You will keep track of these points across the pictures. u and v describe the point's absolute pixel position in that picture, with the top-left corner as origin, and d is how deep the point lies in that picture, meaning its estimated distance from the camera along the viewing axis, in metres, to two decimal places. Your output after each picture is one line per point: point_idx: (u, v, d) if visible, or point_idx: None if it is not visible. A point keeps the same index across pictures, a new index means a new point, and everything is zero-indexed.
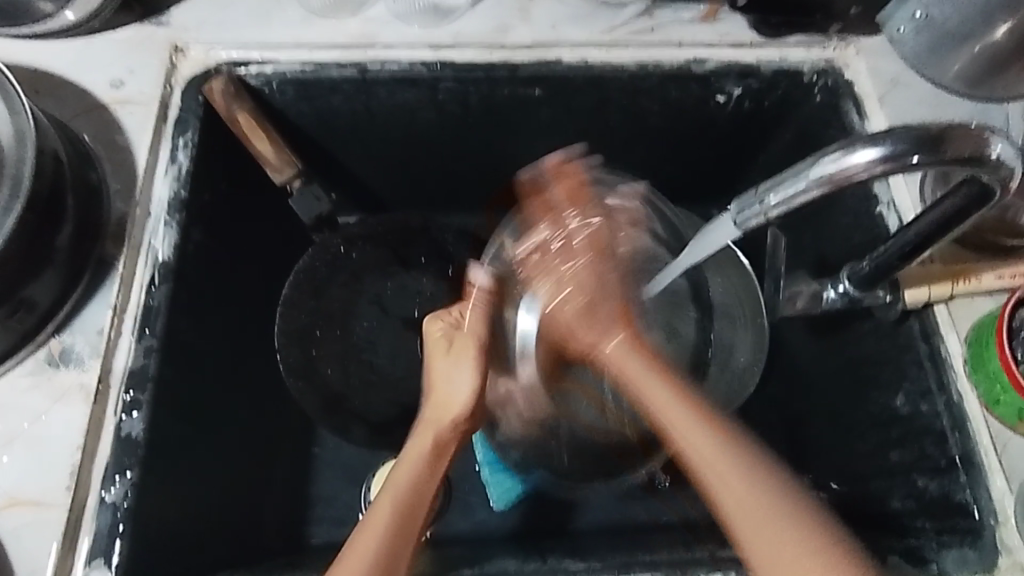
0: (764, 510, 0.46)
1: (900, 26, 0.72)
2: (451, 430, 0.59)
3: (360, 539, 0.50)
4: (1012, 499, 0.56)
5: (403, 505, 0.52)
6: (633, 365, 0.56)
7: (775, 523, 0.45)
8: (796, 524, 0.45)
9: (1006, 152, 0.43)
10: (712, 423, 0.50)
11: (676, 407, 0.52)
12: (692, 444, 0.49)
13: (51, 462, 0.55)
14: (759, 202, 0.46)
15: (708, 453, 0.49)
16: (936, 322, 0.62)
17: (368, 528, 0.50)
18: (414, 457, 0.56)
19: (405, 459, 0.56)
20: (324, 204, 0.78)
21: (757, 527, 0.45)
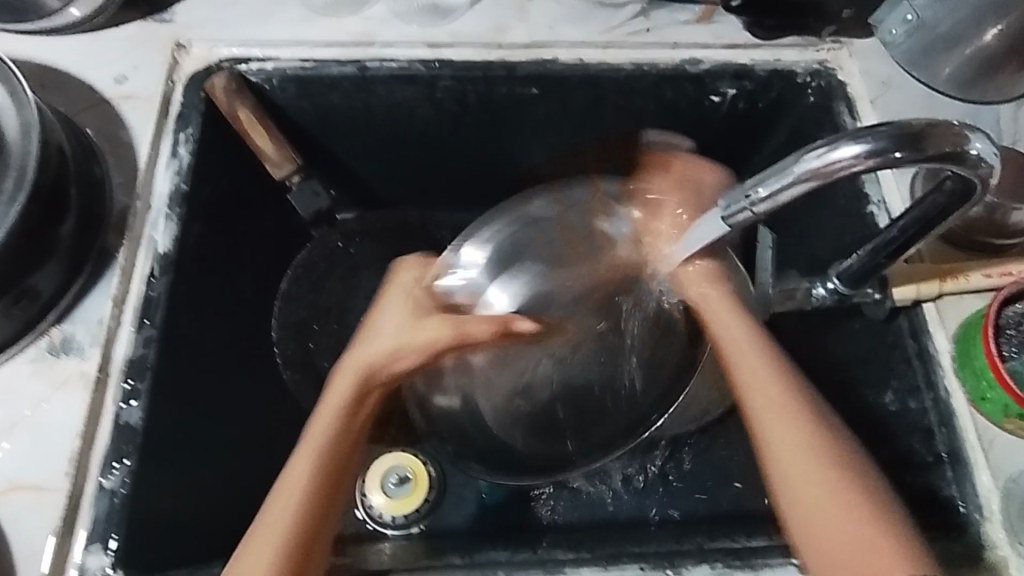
0: (827, 483, 0.50)
1: (892, 29, 0.73)
2: (365, 385, 0.58)
3: (257, 538, 0.49)
4: (998, 496, 0.57)
5: (309, 491, 0.51)
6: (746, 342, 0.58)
7: (827, 471, 0.50)
8: (849, 471, 0.50)
9: (984, 150, 0.44)
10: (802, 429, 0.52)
11: (765, 361, 0.57)
12: (770, 410, 0.54)
13: (51, 448, 0.56)
14: (746, 196, 0.46)
15: (792, 463, 0.51)
16: (924, 319, 0.63)
17: (267, 528, 0.50)
18: (329, 417, 0.56)
19: (311, 435, 0.54)
20: (323, 200, 0.81)
21: (810, 476, 0.50)
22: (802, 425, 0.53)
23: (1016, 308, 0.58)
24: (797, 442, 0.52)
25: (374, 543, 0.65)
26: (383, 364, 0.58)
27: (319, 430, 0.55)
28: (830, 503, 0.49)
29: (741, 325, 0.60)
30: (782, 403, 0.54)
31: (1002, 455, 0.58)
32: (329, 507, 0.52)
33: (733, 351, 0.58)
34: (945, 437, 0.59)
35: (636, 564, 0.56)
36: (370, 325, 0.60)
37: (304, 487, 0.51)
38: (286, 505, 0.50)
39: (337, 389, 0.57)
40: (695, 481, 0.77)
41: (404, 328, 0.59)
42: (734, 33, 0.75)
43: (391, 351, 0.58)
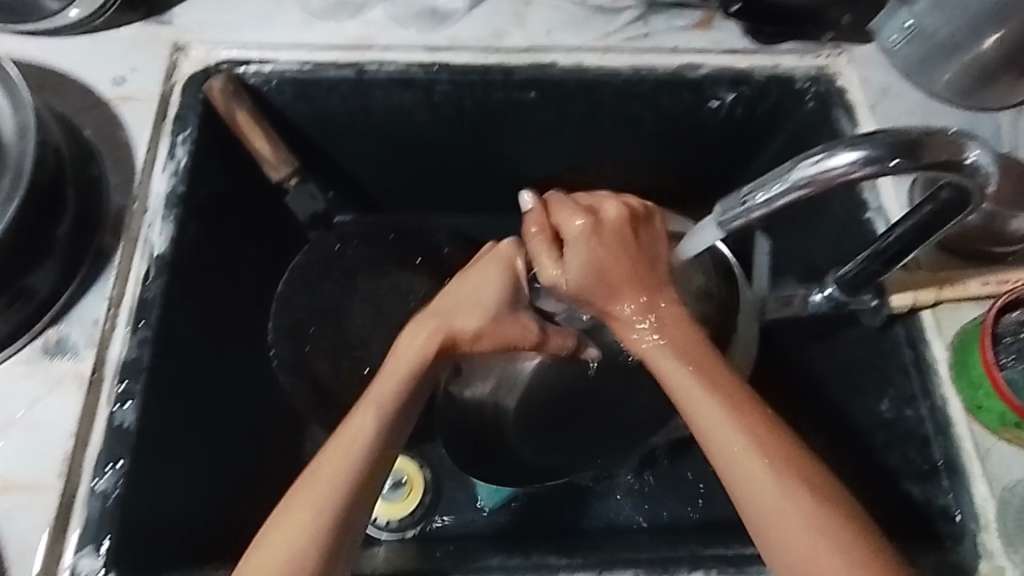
0: (800, 527, 0.47)
1: (891, 36, 0.73)
2: (449, 347, 0.57)
3: (300, 501, 0.49)
4: (994, 505, 0.56)
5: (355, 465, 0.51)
6: (671, 363, 0.53)
7: (798, 520, 0.48)
8: (821, 514, 0.48)
9: (981, 159, 0.43)
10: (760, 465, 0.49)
11: (716, 402, 0.52)
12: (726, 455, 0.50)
13: (44, 448, 0.56)
14: (742, 204, 0.46)
15: (765, 509, 0.48)
16: (922, 328, 0.62)
17: (309, 492, 0.49)
18: (392, 380, 0.55)
19: (384, 382, 0.55)
20: (319, 202, 0.80)
21: (778, 525, 0.48)
22: (763, 471, 0.49)
23: (1015, 316, 0.58)
24: (760, 492, 0.49)
25: (368, 547, 0.65)
26: (478, 338, 0.57)
27: (381, 391, 0.54)
28: (805, 553, 0.47)
29: (680, 366, 0.53)
30: (739, 449, 0.50)
31: (999, 464, 0.57)
32: (373, 474, 0.51)
33: (680, 395, 0.53)
34: (942, 446, 0.59)
35: (630, 571, 0.55)
36: (467, 293, 0.58)
37: (350, 462, 0.51)
38: (330, 471, 0.50)
39: (407, 351, 0.56)
40: (691, 488, 0.77)
41: (503, 311, 0.57)
42: (733, 39, 0.75)
43: (479, 329, 0.57)
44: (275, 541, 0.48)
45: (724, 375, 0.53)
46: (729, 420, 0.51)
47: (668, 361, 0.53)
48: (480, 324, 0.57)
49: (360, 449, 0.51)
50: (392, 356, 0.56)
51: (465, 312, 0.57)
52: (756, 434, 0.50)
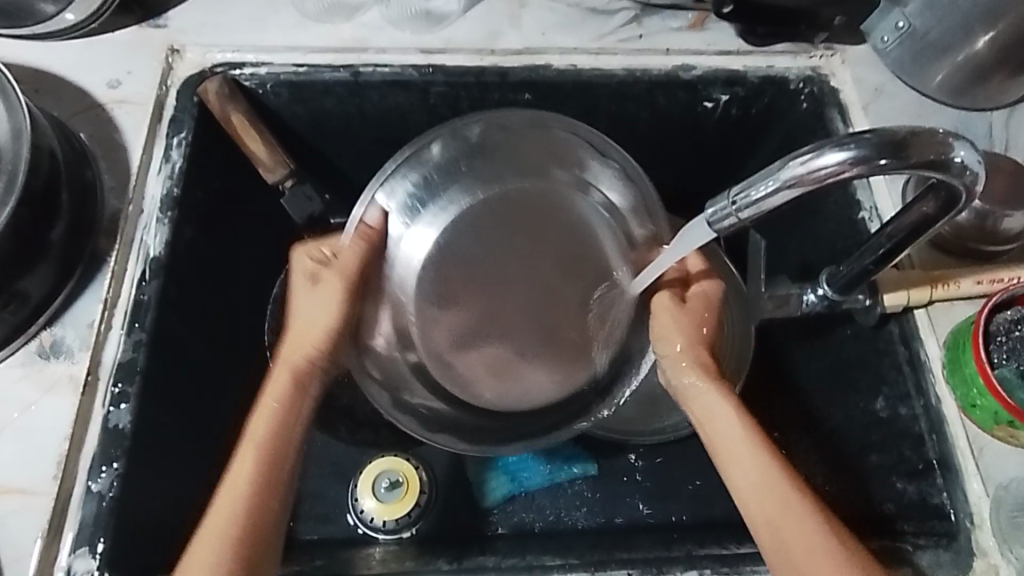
0: (812, 542, 0.48)
1: (884, 36, 0.73)
2: (309, 365, 0.56)
3: (192, 563, 0.47)
4: (988, 503, 0.57)
5: (251, 501, 0.50)
6: (713, 405, 0.55)
7: (784, 511, 0.49)
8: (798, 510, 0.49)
9: (968, 158, 0.44)
10: (792, 489, 0.50)
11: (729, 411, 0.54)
12: (768, 498, 0.50)
13: (39, 450, 0.56)
14: (732, 203, 0.47)
15: (798, 537, 0.48)
16: (915, 327, 0.62)
17: (200, 551, 0.48)
18: (266, 412, 0.54)
19: (249, 441, 0.52)
20: (316, 204, 0.79)
21: (805, 548, 0.48)
22: (751, 467, 0.51)
23: (1006, 315, 0.58)
24: (755, 490, 0.50)
25: (364, 549, 0.65)
26: (327, 345, 0.57)
27: (256, 433, 0.53)
28: (818, 559, 0.47)
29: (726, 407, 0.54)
30: (741, 451, 0.52)
31: (992, 462, 0.58)
32: (270, 506, 0.50)
33: (697, 404, 0.55)
34: (936, 444, 0.59)
35: (625, 570, 0.55)
36: (303, 312, 0.58)
37: (242, 505, 0.49)
38: (228, 514, 0.49)
39: (270, 389, 0.55)
40: (688, 487, 0.77)
41: (336, 300, 0.57)
42: (727, 40, 0.75)
43: (328, 330, 0.57)
44: None
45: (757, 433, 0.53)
46: (733, 421, 0.54)
47: (716, 404, 0.55)
48: (326, 331, 0.57)
49: (247, 484, 0.50)
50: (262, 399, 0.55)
51: (307, 328, 0.57)
52: (754, 431, 0.53)
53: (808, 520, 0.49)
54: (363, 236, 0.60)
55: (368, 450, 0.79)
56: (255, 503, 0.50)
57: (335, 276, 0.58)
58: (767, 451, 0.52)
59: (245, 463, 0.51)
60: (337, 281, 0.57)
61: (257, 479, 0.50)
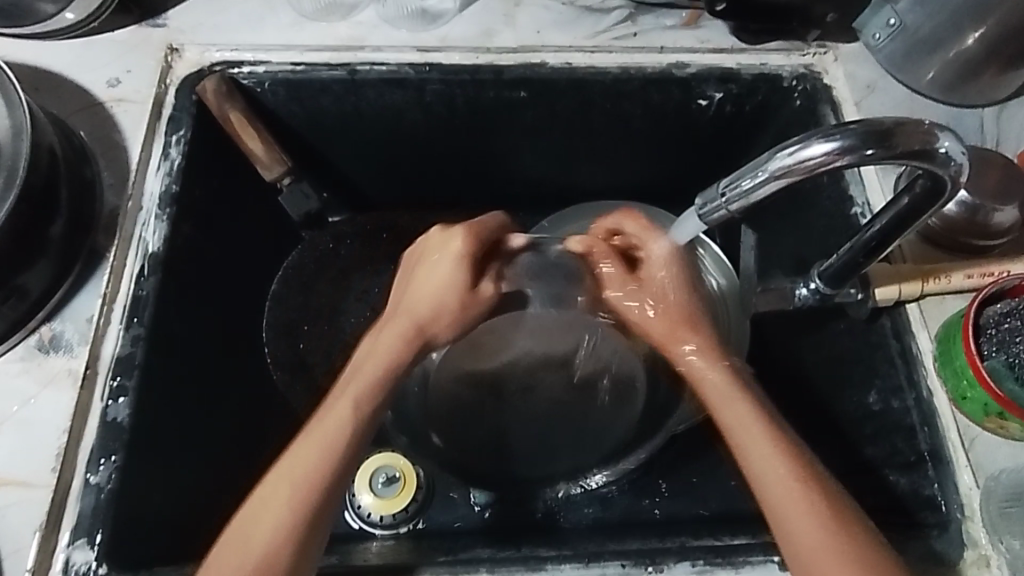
0: (817, 527, 0.50)
1: (875, 34, 0.73)
2: (416, 335, 0.60)
3: (253, 512, 0.51)
4: (979, 495, 0.57)
5: (329, 452, 0.53)
6: (729, 404, 0.57)
7: (792, 490, 0.51)
8: (811, 491, 0.51)
9: (952, 148, 0.44)
10: (801, 478, 0.52)
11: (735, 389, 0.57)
12: (781, 487, 0.52)
13: (39, 442, 0.57)
14: (721, 195, 0.47)
15: (802, 519, 0.50)
16: (907, 320, 0.63)
17: (266, 497, 0.51)
18: (368, 374, 0.57)
19: (341, 395, 0.56)
20: (313, 201, 0.82)
21: (804, 527, 0.50)
22: (767, 442, 0.54)
23: (997, 307, 0.58)
24: (772, 482, 0.52)
25: (362, 542, 0.65)
26: (441, 318, 0.60)
27: (349, 392, 0.56)
28: (819, 545, 0.49)
29: (743, 407, 0.56)
30: (756, 430, 0.55)
31: (983, 454, 0.58)
32: (327, 495, 0.52)
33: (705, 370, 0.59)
34: (927, 437, 0.60)
35: (618, 561, 0.56)
36: (423, 283, 0.61)
37: (315, 459, 0.52)
38: (297, 468, 0.52)
39: (383, 350, 0.59)
40: (682, 483, 0.78)
41: (461, 282, 0.61)
42: (720, 38, 0.76)
43: (433, 309, 0.60)
44: (227, 556, 0.49)
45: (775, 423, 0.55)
46: (764, 428, 0.55)
47: (728, 399, 0.57)
48: (449, 307, 0.60)
49: (316, 456, 0.52)
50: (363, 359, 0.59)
51: (427, 309, 0.60)
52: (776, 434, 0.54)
53: (811, 500, 0.51)
54: (472, 233, 0.61)
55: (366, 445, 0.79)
56: (327, 459, 0.52)
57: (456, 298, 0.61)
58: (780, 442, 0.54)
59: (328, 421, 0.54)
60: (468, 287, 0.61)
61: (332, 454, 0.53)
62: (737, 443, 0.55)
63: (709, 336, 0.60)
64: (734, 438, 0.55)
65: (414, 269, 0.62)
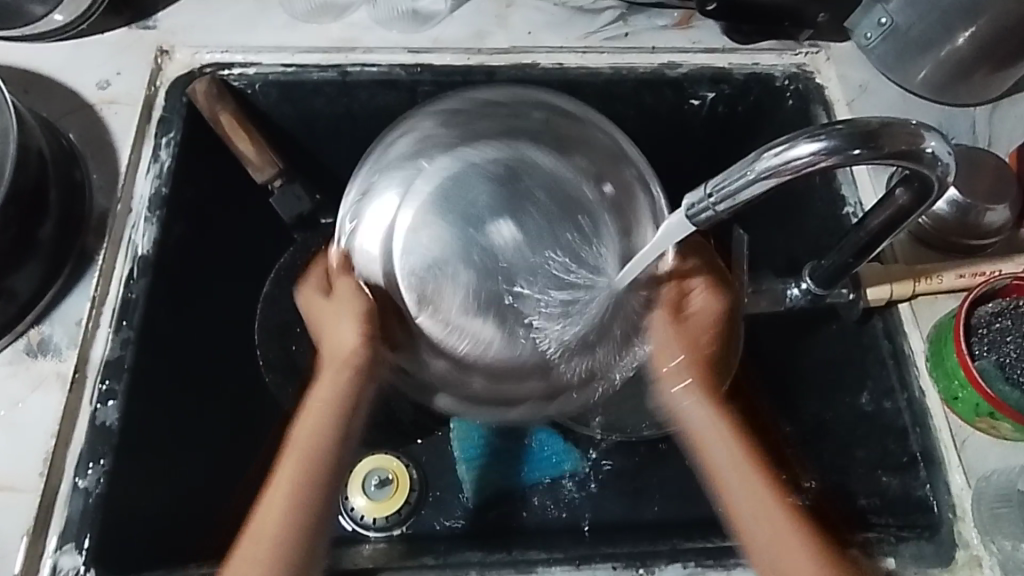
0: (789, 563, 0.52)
1: (867, 34, 0.72)
2: (346, 371, 0.58)
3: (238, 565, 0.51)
4: (970, 495, 0.57)
5: (298, 500, 0.52)
6: (710, 428, 0.58)
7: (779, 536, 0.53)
8: (794, 533, 0.53)
9: (940, 149, 0.44)
10: (775, 509, 0.54)
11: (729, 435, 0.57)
12: (758, 517, 0.53)
13: (27, 447, 0.56)
14: (709, 197, 0.47)
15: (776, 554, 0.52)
16: (900, 320, 0.63)
17: (249, 549, 0.51)
18: (314, 420, 0.56)
19: (295, 443, 0.55)
20: (306, 202, 0.79)
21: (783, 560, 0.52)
22: (760, 493, 0.54)
23: (988, 307, 0.58)
24: (752, 511, 0.54)
25: (353, 546, 0.65)
26: (355, 346, 0.59)
27: (302, 437, 0.55)
28: None
29: (724, 432, 0.57)
30: (751, 478, 0.55)
31: (973, 454, 0.58)
32: (308, 541, 0.52)
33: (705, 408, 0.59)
34: (919, 438, 0.59)
35: (608, 564, 0.56)
36: (327, 320, 0.61)
37: (286, 509, 0.52)
38: (270, 521, 0.52)
39: (320, 396, 0.57)
40: (674, 485, 0.78)
41: (356, 314, 0.61)
42: (712, 38, 0.75)
43: (338, 342, 0.60)
44: None
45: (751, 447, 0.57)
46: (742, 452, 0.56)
47: (710, 423, 0.58)
48: (349, 340, 0.59)
49: (285, 506, 0.52)
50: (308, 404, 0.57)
51: (339, 353, 0.59)
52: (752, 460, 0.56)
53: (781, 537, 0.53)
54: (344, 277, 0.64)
55: None
56: (298, 507, 0.52)
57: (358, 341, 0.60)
58: (756, 469, 0.56)
59: (290, 463, 0.54)
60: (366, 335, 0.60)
61: (312, 482, 0.53)
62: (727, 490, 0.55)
63: (699, 355, 0.60)
64: (724, 486, 0.55)
65: (314, 319, 0.63)
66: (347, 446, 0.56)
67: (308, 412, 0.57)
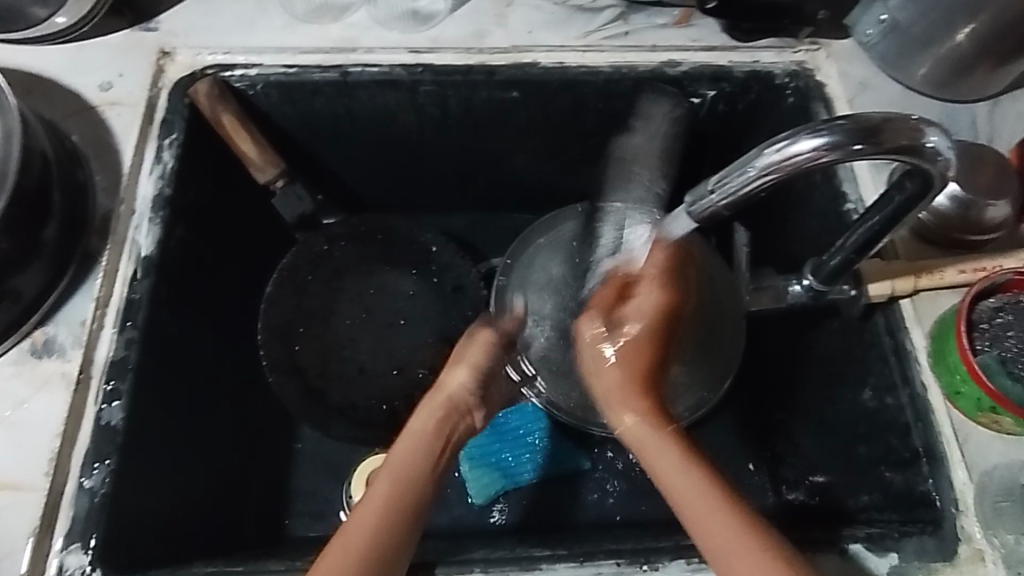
0: None
1: (867, 30, 0.73)
2: (451, 408, 0.59)
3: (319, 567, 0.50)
4: (973, 490, 0.57)
5: (387, 513, 0.52)
6: (660, 461, 0.53)
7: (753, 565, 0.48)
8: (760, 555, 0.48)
9: (940, 144, 0.45)
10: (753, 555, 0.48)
11: (680, 460, 0.53)
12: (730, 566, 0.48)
13: (31, 447, 0.56)
14: (710, 193, 0.47)
15: None
16: (901, 317, 0.63)
17: (330, 554, 0.50)
18: (415, 441, 0.57)
19: (393, 463, 0.55)
20: (307, 203, 0.82)
21: None
22: (715, 524, 0.49)
23: (989, 303, 0.58)
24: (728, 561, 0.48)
25: None
26: (473, 380, 0.60)
27: (401, 455, 0.56)
28: None
29: (675, 467, 0.52)
30: (702, 505, 0.50)
31: (976, 449, 0.58)
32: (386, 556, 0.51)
33: (642, 436, 0.55)
34: (922, 433, 0.59)
35: (613, 561, 0.56)
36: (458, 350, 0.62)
37: (373, 521, 0.51)
38: (353, 531, 0.51)
39: (422, 421, 0.58)
40: None
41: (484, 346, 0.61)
42: (712, 36, 0.76)
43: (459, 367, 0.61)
44: None
45: (681, 477, 0.52)
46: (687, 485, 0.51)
47: (656, 454, 0.53)
48: (469, 374, 0.60)
49: (375, 517, 0.52)
50: (404, 433, 0.58)
51: (450, 387, 0.60)
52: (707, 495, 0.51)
53: None
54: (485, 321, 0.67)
55: (360, 447, 0.79)
56: (386, 521, 0.52)
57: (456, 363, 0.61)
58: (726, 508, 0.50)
59: (381, 483, 0.54)
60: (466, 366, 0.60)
61: (397, 510, 0.53)
62: (691, 524, 0.50)
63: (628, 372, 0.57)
64: (692, 523, 0.50)
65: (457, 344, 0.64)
66: (435, 480, 0.56)
67: (405, 438, 0.57)
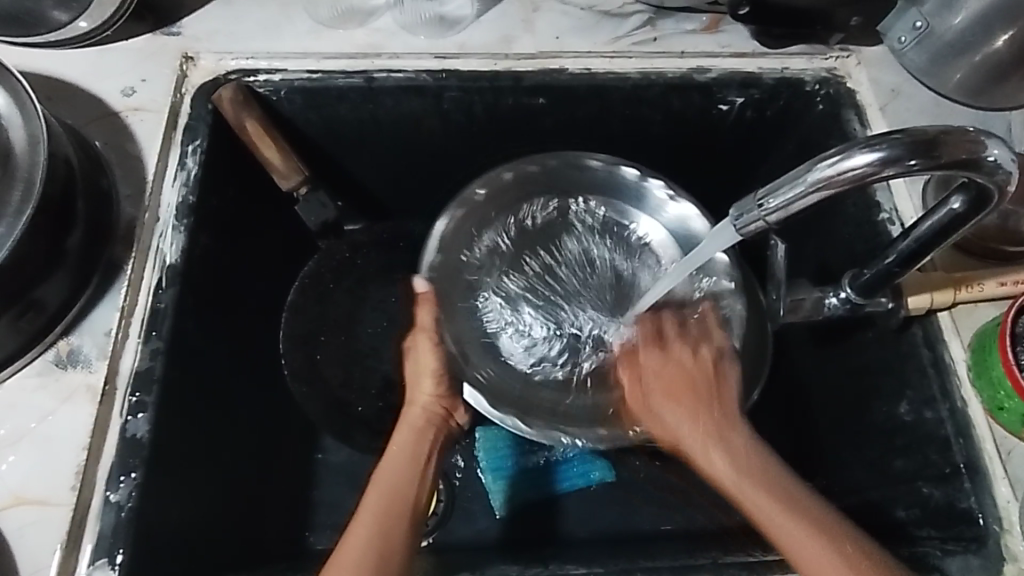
0: (814, 536, 0.47)
1: (900, 38, 0.72)
2: (427, 424, 0.62)
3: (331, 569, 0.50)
4: (1016, 507, 0.56)
5: (382, 516, 0.53)
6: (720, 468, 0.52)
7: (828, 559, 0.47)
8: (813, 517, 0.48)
9: (1001, 156, 0.43)
10: (790, 501, 0.49)
11: (739, 468, 0.51)
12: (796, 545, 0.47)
13: (56, 461, 0.55)
14: (758, 206, 0.46)
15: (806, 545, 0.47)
16: (939, 330, 0.62)
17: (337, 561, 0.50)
18: (397, 457, 0.59)
19: (379, 479, 0.57)
20: (330, 210, 0.80)
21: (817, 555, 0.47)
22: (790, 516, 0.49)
23: None
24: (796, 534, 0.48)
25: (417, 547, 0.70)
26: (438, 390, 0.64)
27: (386, 472, 0.57)
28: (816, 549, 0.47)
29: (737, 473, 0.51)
30: (763, 496, 0.50)
31: (1020, 465, 0.57)
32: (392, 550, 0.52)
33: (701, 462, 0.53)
34: (963, 448, 0.58)
35: None
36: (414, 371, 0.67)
37: (373, 526, 0.52)
38: (354, 535, 0.52)
39: (399, 441, 0.60)
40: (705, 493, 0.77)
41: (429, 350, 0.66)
42: (741, 42, 0.74)
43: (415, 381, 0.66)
44: None
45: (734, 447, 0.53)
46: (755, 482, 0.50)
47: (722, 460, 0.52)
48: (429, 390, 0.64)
49: (369, 525, 0.52)
50: (387, 450, 0.60)
51: (416, 419, 0.63)
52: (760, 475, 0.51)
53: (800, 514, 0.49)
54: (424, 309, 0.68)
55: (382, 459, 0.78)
56: (384, 523, 0.53)
57: (428, 332, 0.67)
58: (783, 484, 0.50)
59: (374, 495, 0.55)
60: (433, 339, 0.67)
61: (394, 511, 0.54)
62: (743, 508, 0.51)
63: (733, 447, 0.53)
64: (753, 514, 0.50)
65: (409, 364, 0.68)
66: (425, 482, 0.58)
67: (388, 455, 0.59)
